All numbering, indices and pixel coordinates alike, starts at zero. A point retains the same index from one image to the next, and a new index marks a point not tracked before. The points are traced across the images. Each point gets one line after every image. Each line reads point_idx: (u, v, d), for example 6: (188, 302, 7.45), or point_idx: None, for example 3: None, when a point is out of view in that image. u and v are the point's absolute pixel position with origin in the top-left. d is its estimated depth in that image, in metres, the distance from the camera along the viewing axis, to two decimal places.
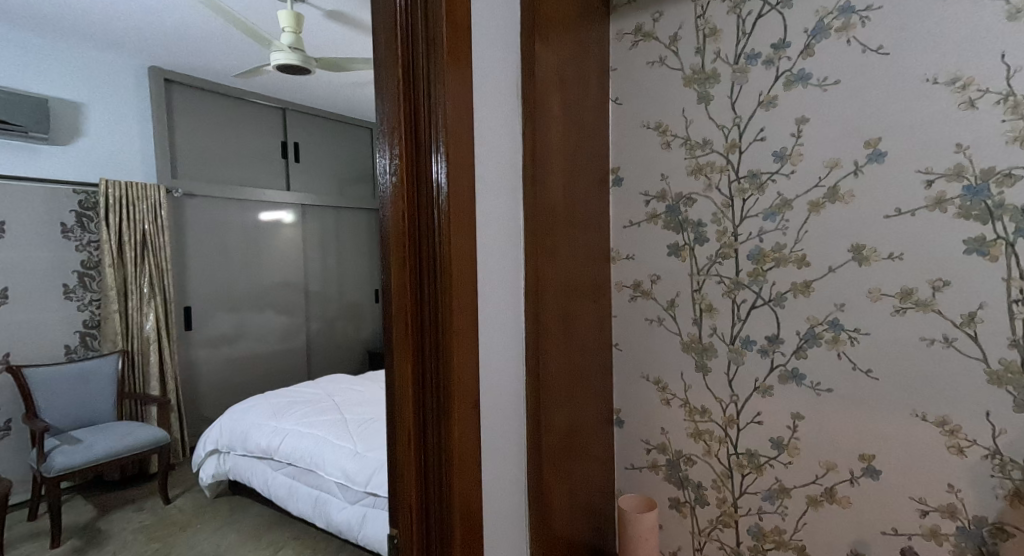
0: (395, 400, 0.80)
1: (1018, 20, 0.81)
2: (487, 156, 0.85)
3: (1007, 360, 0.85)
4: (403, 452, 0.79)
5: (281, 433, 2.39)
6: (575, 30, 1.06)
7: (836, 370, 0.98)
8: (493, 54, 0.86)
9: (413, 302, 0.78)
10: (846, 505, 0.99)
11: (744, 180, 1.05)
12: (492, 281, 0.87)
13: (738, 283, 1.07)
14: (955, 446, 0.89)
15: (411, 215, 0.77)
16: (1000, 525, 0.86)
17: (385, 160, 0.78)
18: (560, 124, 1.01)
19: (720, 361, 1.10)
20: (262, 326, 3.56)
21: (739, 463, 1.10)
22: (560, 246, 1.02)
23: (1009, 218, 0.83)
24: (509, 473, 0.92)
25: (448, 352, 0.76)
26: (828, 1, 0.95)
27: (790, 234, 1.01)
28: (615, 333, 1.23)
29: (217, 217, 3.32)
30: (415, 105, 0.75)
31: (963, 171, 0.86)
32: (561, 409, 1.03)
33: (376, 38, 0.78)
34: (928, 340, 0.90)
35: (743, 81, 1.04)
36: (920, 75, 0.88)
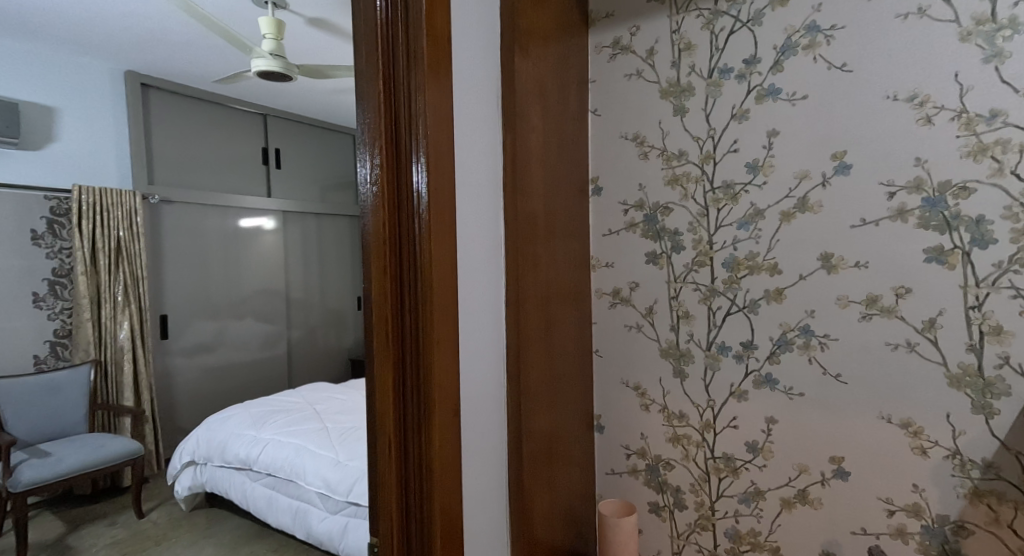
0: (376, 408, 0.80)
1: (969, 42, 0.86)
2: (468, 166, 0.87)
3: (965, 364, 0.88)
4: (384, 460, 0.80)
5: (259, 443, 2.36)
6: (554, 43, 1.09)
7: (808, 375, 1.01)
8: (473, 67, 0.88)
9: (393, 310, 0.78)
10: (818, 506, 1.02)
11: (718, 191, 1.08)
12: (473, 289, 0.89)
13: (714, 291, 1.10)
14: (918, 447, 0.92)
15: (392, 223, 0.78)
16: (962, 523, 0.90)
17: (366, 170, 0.79)
18: (540, 135, 1.03)
19: (697, 367, 1.13)
20: (241, 335, 3.51)
21: (715, 467, 1.12)
22: (541, 254, 1.04)
23: (965, 228, 0.87)
24: (490, 480, 0.93)
25: (429, 359, 0.77)
26: (795, 19, 0.99)
27: (762, 243, 1.04)
28: (596, 340, 1.25)
29: (195, 224, 3.27)
30: (396, 115, 0.77)
31: (923, 184, 0.90)
32: (542, 416, 1.04)
33: (357, 50, 0.79)
34: (893, 345, 0.94)
35: (717, 94, 1.08)
36: (881, 91, 0.92)
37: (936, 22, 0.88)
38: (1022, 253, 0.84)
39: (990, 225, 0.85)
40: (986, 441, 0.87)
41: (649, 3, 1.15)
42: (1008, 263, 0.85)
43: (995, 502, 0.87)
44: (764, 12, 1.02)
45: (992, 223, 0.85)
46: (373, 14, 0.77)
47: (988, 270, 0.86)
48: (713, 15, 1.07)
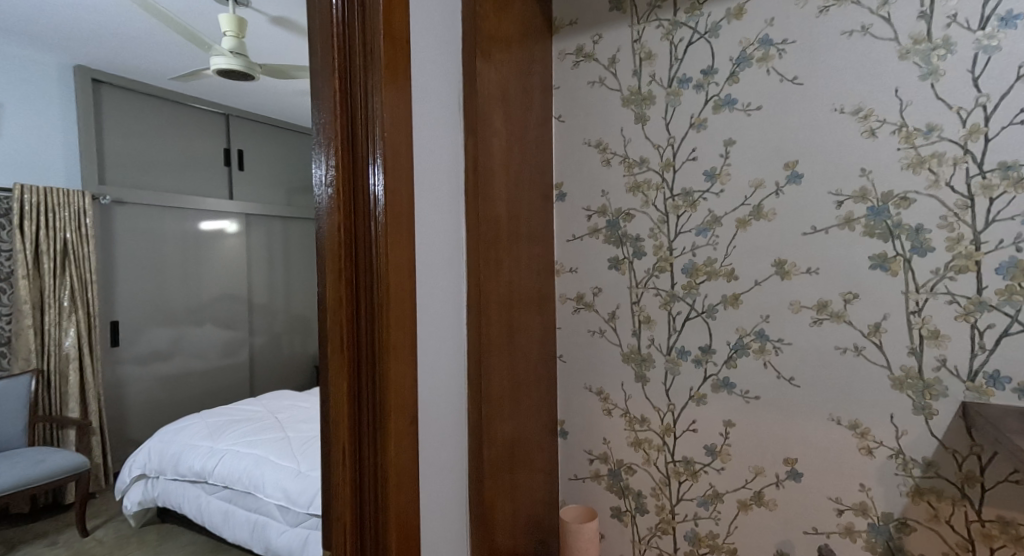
0: (330, 416, 0.78)
1: (907, 59, 0.90)
2: (428, 169, 0.86)
3: (907, 366, 0.92)
4: (338, 470, 0.77)
5: (215, 454, 2.27)
6: (518, 49, 1.09)
7: (762, 378, 1.04)
8: (434, 70, 0.87)
9: (349, 316, 0.76)
10: (772, 507, 1.04)
11: (678, 198, 1.10)
12: (432, 294, 0.87)
13: (674, 296, 1.12)
14: (865, 447, 0.95)
15: (348, 227, 0.76)
16: (905, 520, 0.93)
17: (321, 172, 0.77)
18: (503, 140, 1.03)
19: (658, 371, 1.14)
20: (199, 342, 3.38)
21: (676, 470, 1.14)
22: (503, 259, 1.03)
23: (906, 236, 0.91)
24: (449, 488, 0.91)
25: (385, 365, 0.76)
26: (749, 32, 1.02)
27: (720, 249, 1.07)
28: (559, 345, 1.25)
29: (149, 226, 3.14)
30: (353, 116, 0.75)
31: (867, 194, 0.93)
32: (504, 422, 1.03)
33: (312, 49, 0.77)
34: (842, 348, 0.97)
35: (676, 103, 1.10)
36: (829, 104, 0.96)
37: (878, 40, 0.92)
38: (957, 260, 0.88)
39: (928, 234, 0.89)
40: (926, 441, 0.91)
41: (612, 12, 1.16)
42: (944, 270, 0.89)
43: (935, 499, 0.91)
44: (720, 24, 1.05)
45: (929, 232, 0.89)
46: (329, 13, 0.75)
47: (927, 276, 0.90)
48: (673, 26, 1.10)
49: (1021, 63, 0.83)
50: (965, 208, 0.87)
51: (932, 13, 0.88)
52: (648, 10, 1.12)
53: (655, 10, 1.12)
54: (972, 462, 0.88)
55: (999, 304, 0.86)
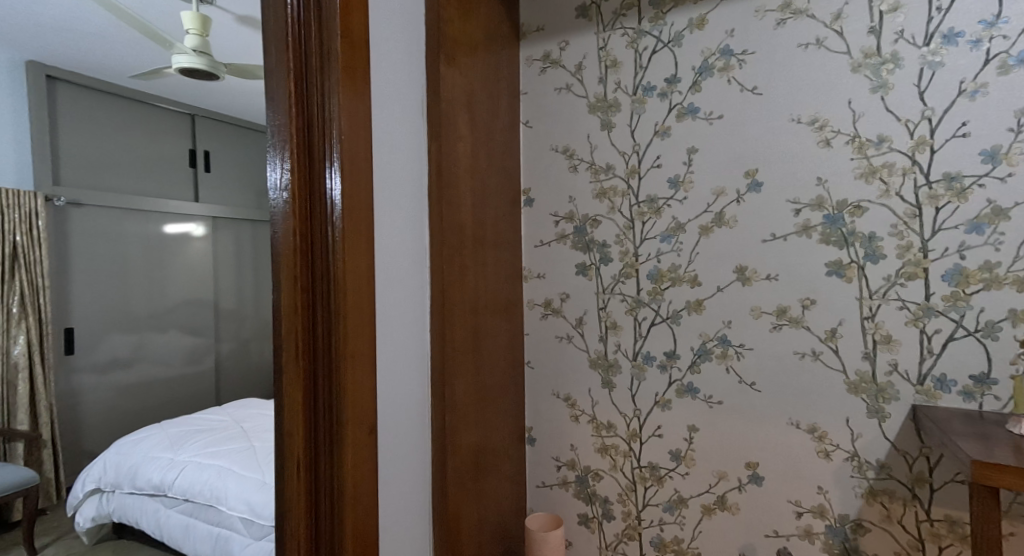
0: (284, 428, 0.75)
1: (859, 72, 0.92)
2: (388, 173, 0.84)
3: (862, 371, 0.94)
4: (292, 484, 0.75)
5: (175, 466, 2.18)
6: (484, 53, 1.08)
7: (725, 383, 1.05)
8: (395, 72, 0.86)
9: (304, 323, 0.74)
10: (735, 511, 1.05)
11: (643, 204, 1.11)
12: (393, 300, 0.85)
13: (639, 301, 1.12)
14: (823, 450, 0.97)
15: (304, 232, 0.74)
16: (860, 521, 0.95)
17: (276, 175, 0.74)
18: (468, 145, 1.02)
19: (624, 377, 1.15)
20: (162, 349, 3.25)
21: (641, 476, 1.14)
22: (468, 265, 1.02)
23: (860, 244, 0.93)
24: (411, 499, 0.89)
25: (342, 374, 0.74)
26: (711, 43, 1.04)
27: (684, 255, 1.08)
28: (527, 351, 1.25)
29: (109, 229, 3.01)
30: (309, 118, 0.73)
31: (823, 203, 0.96)
32: (469, 430, 1.02)
33: (266, 49, 0.75)
34: (800, 353, 0.99)
35: (641, 111, 1.11)
36: (787, 115, 0.98)
37: (832, 53, 0.94)
38: (906, 267, 0.90)
39: (880, 241, 0.92)
40: (879, 444, 0.93)
41: (578, 19, 1.17)
42: (895, 277, 0.91)
43: (888, 500, 0.93)
44: (683, 34, 1.06)
45: (881, 240, 0.92)
46: (283, 12, 0.73)
47: (880, 283, 0.92)
48: (637, 34, 1.11)
49: (962, 78, 0.86)
50: (913, 217, 0.90)
51: (881, 29, 0.91)
52: (614, 18, 1.13)
53: (620, 18, 1.12)
54: (921, 463, 0.90)
55: (945, 310, 0.88)
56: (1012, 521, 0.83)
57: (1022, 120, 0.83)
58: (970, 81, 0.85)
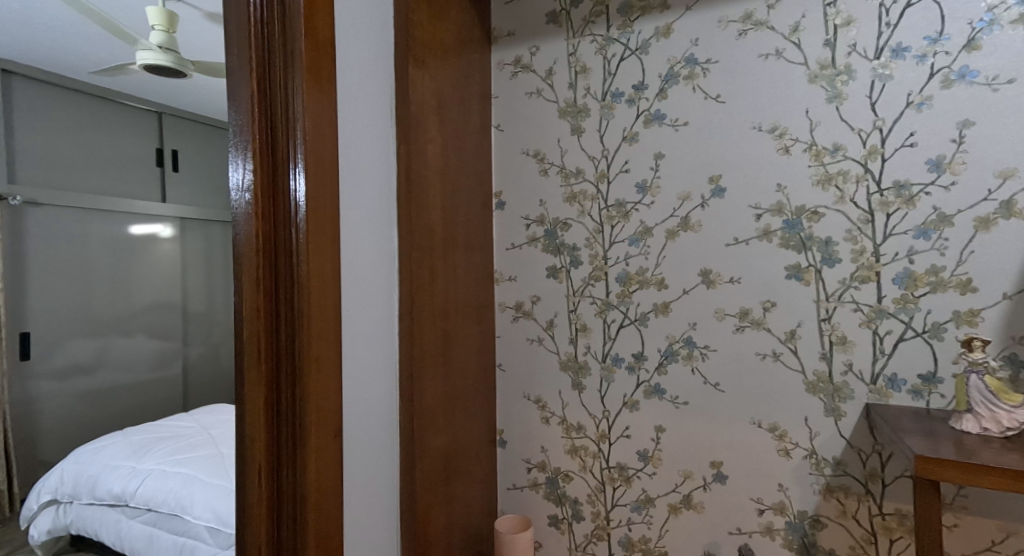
0: (244, 435, 0.74)
1: (816, 83, 0.96)
2: (355, 175, 0.84)
3: (819, 371, 0.97)
4: (253, 491, 0.73)
5: (139, 475, 2.11)
6: (454, 57, 1.08)
7: (690, 384, 1.07)
8: (363, 74, 0.86)
9: (267, 326, 0.73)
10: (700, 510, 1.07)
11: (612, 208, 1.13)
12: (360, 302, 0.85)
13: (609, 304, 1.14)
14: (783, 448, 1.00)
15: (267, 233, 0.73)
16: (817, 517, 0.98)
17: (238, 176, 0.73)
18: (438, 148, 1.02)
19: (593, 379, 1.16)
20: (127, 354, 3.14)
21: (610, 477, 1.15)
22: (438, 268, 1.02)
23: (817, 248, 0.96)
24: (378, 503, 0.88)
25: (305, 377, 0.73)
26: (676, 51, 1.06)
27: (651, 258, 1.09)
28: (498, 353, 1.25)
29: (72, 229, 2.90)
30: (273, 118, 0.72)
31: (783, 208, 0.99)
32: (439, 434, 1.01)
33: (228, 47, 0.73)
34: (761, 354, 1.01)
35: (610, 116, 1.12)
36: (748, 122, 1.01)
37: (790, 64, 0.97)
38: (860, 271, 0.94)
39: (835, 246, 0.95)
40: (835, 441, 0.96)
41: (548, 25, 1.18)
42: (850, 280, 0.95)
43: (843, 496, 0.96)
44: (650, 42, 1.08)
45: (837, 244, 0.95)
46: (246, 10, 0.72)
47: (836, 286, 0.96)
48: (606, 41, 1.13)
49: (909, 91, 0.90)
50: (866, 223, 0.93)
51: (835, 42, 0.94)
52: (583, 24, 1.15)
53: (590, 25, 1.14)
54: (874, 459, 0.94)
55: (895, 312, 0.92)
56: (957, 514, 0.86)
57: (963, 132, 0.87)
58: (917, 93, 0.89)
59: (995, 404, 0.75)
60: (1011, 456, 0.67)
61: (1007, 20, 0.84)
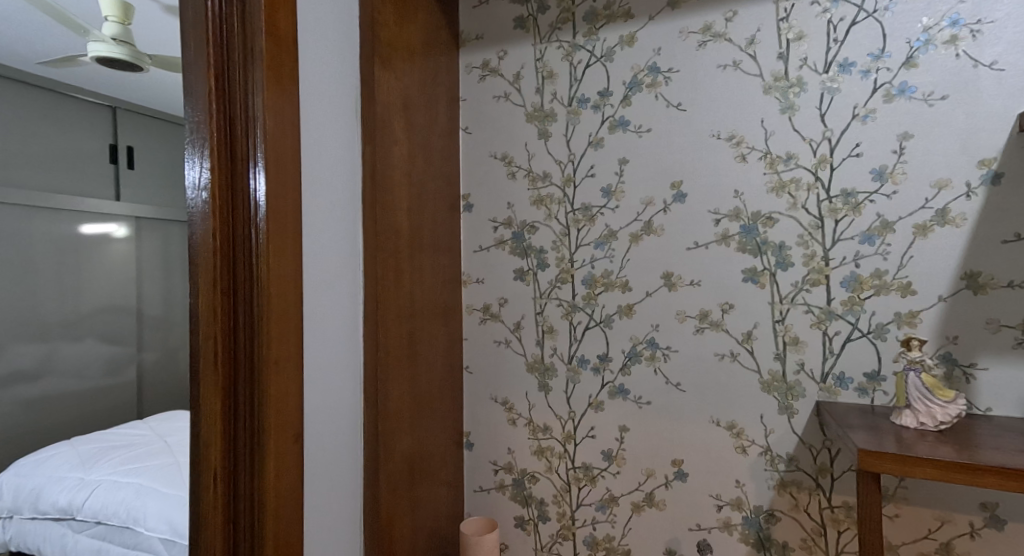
0: (199, 439, 0.72)
1: (770, 94, 1.00)
2: (318, 175, 0.83)
3: (773, 370, 1.01)
4: (208, 497, 0.72)
5: (87, 486, 2.02)
6: (421, 59, 1.08)
7: (653, 384, 1.10)
8: (328, 74, 0.85)
9: (225, 328, 0.71)
10: (662, 507, 1.09)
11: (578, 212, 1.15)
12: (324, 303, 0.84)
13: (575, 306, 1.16)
14: (740, 445, 1.03)
15: (225, 233, 0.71)
16: (772, 511, 1.02)
17: (194, 174, 0.71)
18: (404, 149, 1.02)
19: (559, 380, 1.18)
20: (76, 359, 2.82)
21: (576, 477, 1.17)
22: (404, 270, 1.02)
23: (772, 252, 1.00)
24: (341, 507, 0.88)
25: (264, 380, 0.72)
26: (640, 60, 1.09)
27: (616, 262, 1.12)
28: (465, 356, 1.25)
29: (16, 225, 2.60)
30: (232, 116, 0.71)
31: (740, 214, 1.02)
32: (404, 436, 1.01)
33: (184, 41, 0.72)
34: (720, 355, 1.05)
35: (576, 122, 1.14)
36: (708, 130, 1.04)
37: (746, 75, 1.01)
38: (811, 274, 0.98)
39: (788, 250, 0.99)
40: (789, 438, 1.00)
41: (515, 30, 1.20)
42: (802, 283, 0.99)
43: (796, 490, 1.00)
44: (614, 50, 1.11)
45: (790, 249, 0.99)
46: (203, 4, 0.70)
47: (789, 288, 1.00)
48: (572, 48, 1.15)
49: (855, 104, 0.94)
50: (817, 228, 0.98)
51: (788, 55, 0.98)
52: (550, 30, 1.17)
53: (556, 32, 1.16)
54: (824, 455, 0.98)
55: (843, 314, 0.96)
56: (898, 504, 0.91)
57: (904, 144, 0.92)
58: (862, 106, 0.94)
59: (930, 400, 0.80)
60: (944, 448, 0.71)
61: (941, 41, 0.89)
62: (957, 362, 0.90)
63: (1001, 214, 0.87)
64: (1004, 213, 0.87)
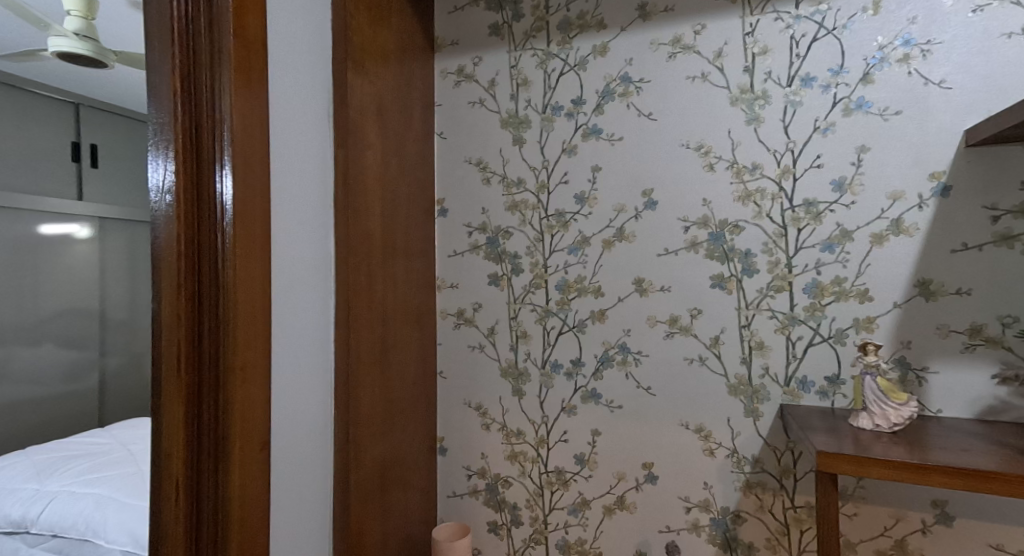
0: (161, 448, 0.70)
1: (737, 106, 1.03)
2: (288, 179, 0.82)
3: (740, 374, 1.03)
4: (169, 508, 0.69)
5: (42, 499, 1.94)
6: (396, 64, 1.08)
7: (624, 389, 1.11)
8: (299, 77, 0.84)
9: (189, 333, 0.70)
10: (633, 510, 1.11)
11: (552, 218, 1.16)
12: (294, 309, 0.83)
13: (548, 311, 1.17)
14: (708, 448, 1.05)
15: (190, 236, 0.70)
16: (738, 512, 1.04)
17: (158, 176, 0.70)
18: (378, 154, 1.02)
19: (533, 385, 1.18)
20: (32, 365, 2.68)
21: (548, 481, 1.18)
22: (377, 275, 1.01)
23: (738, 260, 1.03)
24: (309, 515, 0.86)
25: (230, 387, 0.70)
26: (612, 69, 1.11)
27: (589, 267, 1.13)
28: (439, 361, 1.25)
29: None
30: (198, 118, 0.70)
31: (708, 222, 1.05)
32: (376, 442, 1.00)
33: (148, 40, 0.70)
34: (689, 359, 1.07)
35: (550, 129, 1.16)
36: (678, 140, 1.06)
37: (714, 87, 1.04)
38: (775, 281, 1.01)
39: (754, 257, 1.02)
40: (754, 440, 1.03)
41: (490, 37, 1.20)
42: (767, 289, 1.02)
43: (761, 491, 1.02)
44: (588, 59, 1.13)
45: (755, 256, 1.02)
46: (169, 3, 0.69)
47: (754, 294, 1.02)
48: (546, 55, 1.16)
49: (816, 117, 0.98)
50: (781, 236, 1.01)
51: (754, 69, 1.02)
52: (525, 38, 1.18)
53: (530, 39, 1.17)
54: (788, 456, 1.01)
55: (806, 319, 0.99)
56: (856, 504, 0.94)
57: (861, 156, 0.96)
58: (822, 119, 0.98)
59: (886, 403, 0.83)
60: (897, 449, 0.74)
61: (895, 59, 0.93)
62: (911, 366, 0.93)
63: (950, 225, 0.91)
64: (953, 225, 0.91)
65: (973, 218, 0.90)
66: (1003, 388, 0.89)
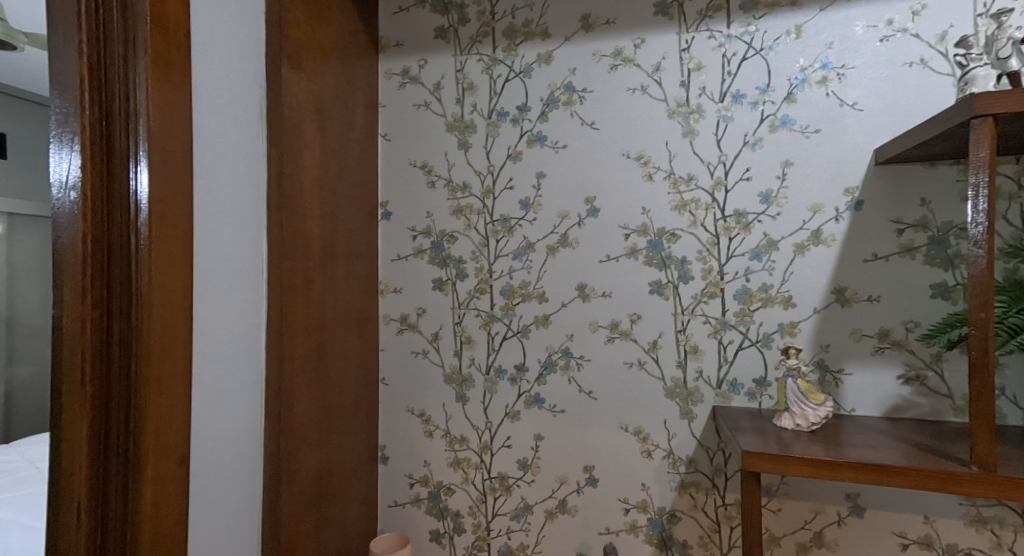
0: (59, 469, 0.63)
1: (674, 118, 1.06)
2: (215, 178, 0.78)
3: (676, 377, 1.07)
4: (69, 535, 0.63)
5: None
6: (336, 62, 1.06)
7: (566, 393, 1.12)
8: (228, 72, 0.81)
9: (95, 342, 0.65)
10: (574, 513, 1.12)
11: (497, 223, 1.16)
12: (219, 315, 0.79)
13: (493, 316, 1.17)
14: (646, 449, 1.08)
15: (99, 238, 0.65)
16: (673, 511, 1.07)
17: (61, 171, 0.64)
18: (315, 154, 0.99)
19: (477, 391, 1.18)
20: None
21: (491, 487, 1.17)
22: (314, 279, 0.98)
23: (675, 267, 1.07)
24: (235, 532, 0.82)
25: (143, 399, 0.66)
26: (556, 78, 1.13)
27: (533, 273, 1.14)
28: (381, 367, 1.22)
29: None
30: (109, 110, 0.65)
31: (647, 229, 1.08)
32: (311, 452, 0.97)
33: (50, 22, 0.64)
34: (628, 363, 1.09)
35: (495, 134, 1.16)
36: (619, 150, 1.09)
37: (652, 99, 1.08)
38: (709, 287, 1.05)
39: (689, 265, 1.06)
40: (689, 441, 1.06)
41: (436, 40, 1.20)
42: (701, 295, 1.06)
43: (694, 491, 1.06)
44: (532, 66, 1.14)
45: (691, 264, 1.06)
46: None
47: (689, 300, 1.06)
48: (492, 61, 1.16)
49: (745, 132, 1.03)
50: (713, 245, 1.05)
51: (689, 84, 1.06)
52: (470, 43, 1.18)
53: (476, 44, 1.17)
54: (719, 456, 1.05)
55: (736, 324, 1.04)
56: (780, 499, 1.00)
57: (786, 171, 1.01)
58: (751, 134, 1.03)
59: (805, 403, 0.88)
60: (815, 446, 0.79)
61: (815, 80, 1.00)
62: (829, 369, 1.00)
63: (865, 237, 0.98)
64: (867, 236, 0.98)
65: (883, 231, 0.97)
66: (907, 388, 0.97)
